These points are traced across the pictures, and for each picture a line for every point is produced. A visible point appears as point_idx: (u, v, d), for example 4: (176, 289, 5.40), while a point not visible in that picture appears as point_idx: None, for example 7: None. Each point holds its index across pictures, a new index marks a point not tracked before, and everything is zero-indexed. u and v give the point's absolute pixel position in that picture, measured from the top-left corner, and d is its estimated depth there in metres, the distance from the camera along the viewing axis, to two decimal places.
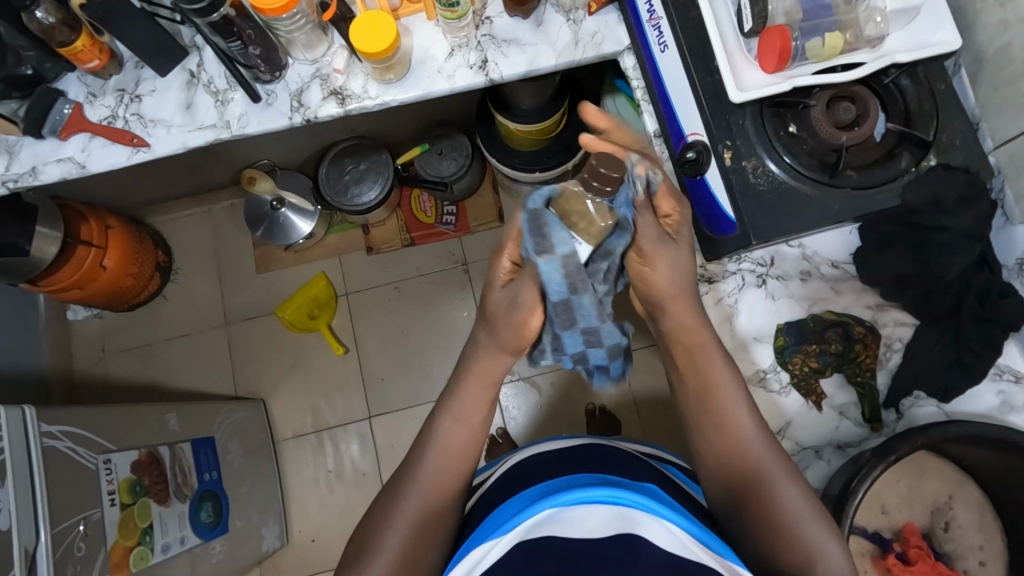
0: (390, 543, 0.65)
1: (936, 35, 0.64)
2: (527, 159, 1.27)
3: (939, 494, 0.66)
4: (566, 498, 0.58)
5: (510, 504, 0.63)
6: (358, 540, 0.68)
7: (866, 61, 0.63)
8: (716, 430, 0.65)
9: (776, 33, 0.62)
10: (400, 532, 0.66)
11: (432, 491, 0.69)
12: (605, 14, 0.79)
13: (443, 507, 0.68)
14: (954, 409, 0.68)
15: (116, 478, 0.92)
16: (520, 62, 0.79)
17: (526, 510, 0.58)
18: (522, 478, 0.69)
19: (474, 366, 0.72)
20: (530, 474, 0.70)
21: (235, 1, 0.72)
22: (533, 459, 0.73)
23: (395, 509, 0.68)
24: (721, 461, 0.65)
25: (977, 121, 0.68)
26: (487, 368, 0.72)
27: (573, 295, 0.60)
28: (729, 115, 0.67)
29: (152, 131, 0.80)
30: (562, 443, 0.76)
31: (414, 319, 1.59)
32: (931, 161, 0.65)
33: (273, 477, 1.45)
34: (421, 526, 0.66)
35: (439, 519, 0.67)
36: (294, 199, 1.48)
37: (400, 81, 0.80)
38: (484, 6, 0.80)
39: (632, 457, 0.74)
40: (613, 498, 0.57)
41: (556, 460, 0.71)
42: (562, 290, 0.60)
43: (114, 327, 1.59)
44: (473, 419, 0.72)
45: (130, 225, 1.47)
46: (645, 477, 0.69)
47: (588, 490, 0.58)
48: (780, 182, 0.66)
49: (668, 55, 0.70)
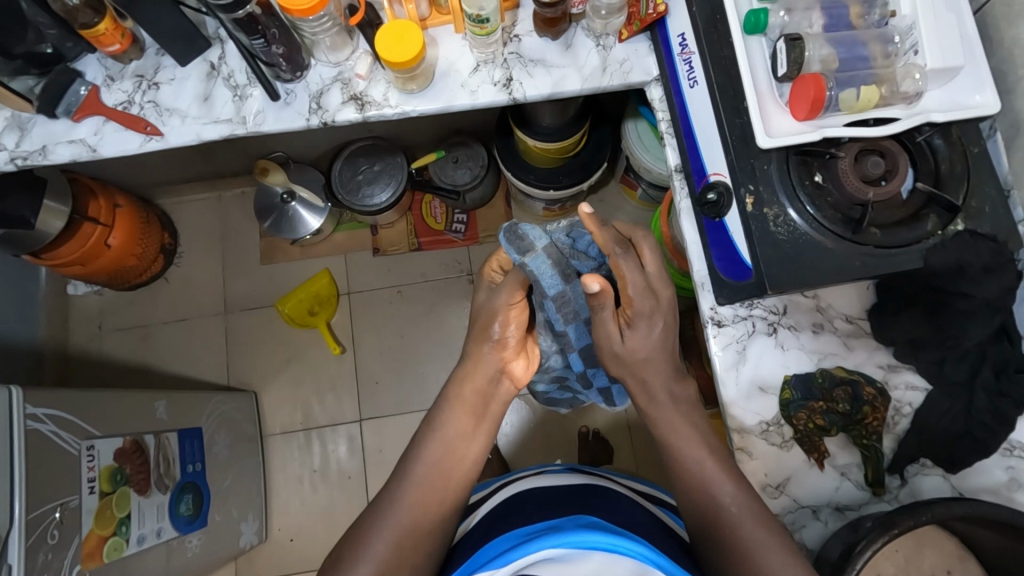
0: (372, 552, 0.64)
1: (977, 98, 0.61)
2: (542, 176, 1.26)
3: (936, 568, 0.64)
4: (567, 540, 0.55)
5: (499, 540, 0.61)
6: (345, 538, 0.68)
7: (900, 118, 0.61)
8: (702, 504, 0.65)
9: (811, 81, 0.60)
10: (387, 542, 0.65)
11: (417, 511, 0.67)
12: (635, 43, 0.78)
13: (427, 530, 0.67)
14: (960, 481, 0.66)
15: (97, 465, 0.91)
16: (546, 83, 0.78)
17: (525, 547, 0.56)
18: (512, 518, 0.67)
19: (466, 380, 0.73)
20: (521, 512, 0.67)
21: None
22: (528, 490, 0.73)
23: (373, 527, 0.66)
24: (710, 538, 0.63)
25: (1009, 188, 0.65)
26: (478, 376, 0.73)
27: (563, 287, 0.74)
28: (754, 159, 0.65)
29: (166, 120, 0.79)
30: (561, 479, 0.75)
31: (414, 323, 1.58)
32: (957, 226, 0.63)
33: (256, 471, 1.44)
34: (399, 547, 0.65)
35: (421, 542, 0.66)
36: (305, 193, 1.47)
37: (422, 92, 0.78)
38: (513, 24, 0.79)
39: (629, 499, 0.73)
40: (613, 545, 0.55)
41: (549, 497, 0.70)
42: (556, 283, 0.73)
43: (113, 305, 1.58)
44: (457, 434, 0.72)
45: (138, 204, 1.47)
46: (640, 517, 0.69)
47: (585, 534, 0.55)
48: (800, 233, 0.63)
49: (697, 90, 0.69)
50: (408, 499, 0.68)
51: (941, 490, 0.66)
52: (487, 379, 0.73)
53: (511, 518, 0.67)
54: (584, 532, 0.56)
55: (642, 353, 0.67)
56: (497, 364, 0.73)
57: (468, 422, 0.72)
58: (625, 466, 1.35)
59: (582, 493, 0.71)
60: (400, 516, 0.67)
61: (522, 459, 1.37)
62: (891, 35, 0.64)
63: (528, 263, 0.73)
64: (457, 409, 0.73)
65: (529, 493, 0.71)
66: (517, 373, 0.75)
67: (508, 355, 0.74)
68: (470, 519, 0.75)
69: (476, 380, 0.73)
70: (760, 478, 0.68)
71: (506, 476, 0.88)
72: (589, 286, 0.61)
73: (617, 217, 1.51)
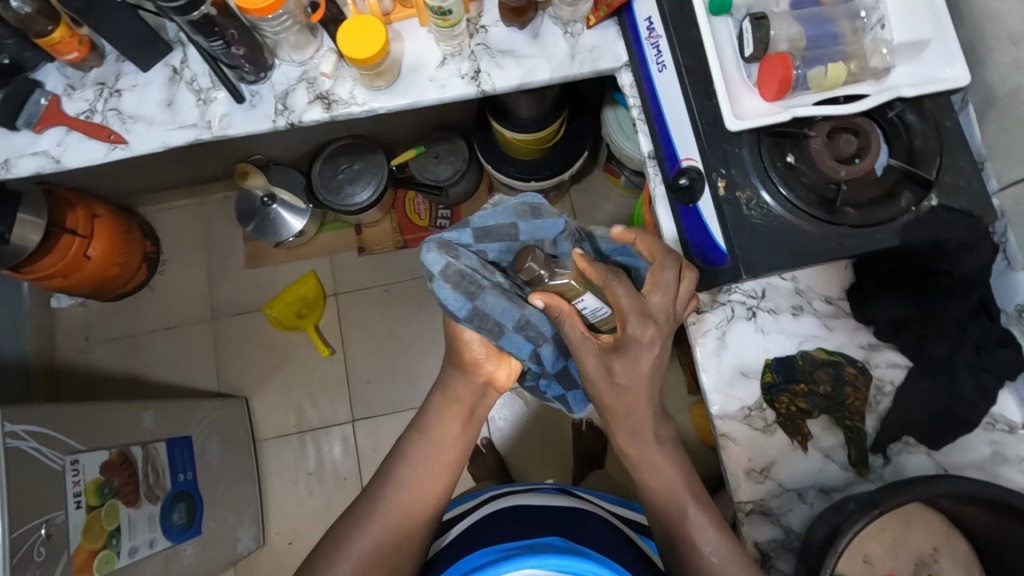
0: (355, 549, 0.65)
1: (947, 71, 0.60)
2: (524, 168, 1.25)
3: (924, 546, 0.63)
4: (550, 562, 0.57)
5: (469, 560, 0.63)
6: (331, 529, 0.69)
7: (870, 94, 0.60)
8: (668, 515, 0.65)
9: (778, 60, 0.59)
10: (370, 538, 0.66)
11: (402, 513, 0.68)
12: (604, 29, 0.77)
13: (408, 533, 0.68)
14: (945, 458, 0.66)
15: (83, 479, 0.90)
16: (515, 74, 0.77)
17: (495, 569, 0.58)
18: (495, 534, 0.68)
19: (449, 389, 0.74)
20: (505, 528, 0.69)
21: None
22: (518, 506, 0.75)
23: (360, 521, 0.67)
24: (672, 549, 0.65)
25: (982, 161, 0.64)
26: (461, 389, 0.74)
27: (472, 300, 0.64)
28: (726, 143, 0.64)
29: (130, 127, 0.77)
30: (550, 499, 0.77)
31: (403, 322, 1.57)
32: (932, 201, 0.62)
33: (251, 477, 1.43)
34: (381, 551, 0.65)
35: (403, 545, 0.67)
36: (285, 196, 1.45)
37: (389, 88, 0.77)
38: (479, 15, 0.78)
39: (609, 525, 0.76)
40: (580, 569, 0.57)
41: (536, 517, 0.72)
42: (462, 305, 0.63)
43: (99, 316, 1.57)
44: (444, 443, 0.72)
45: (118, 213, 1.45)
46: (618, 546, 0.71)
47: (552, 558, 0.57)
48: (775, 216, 0.63)
49: (665, 75, 0.68)
50: (395, 499, 0.68)
51: (926, 469, 0.66)
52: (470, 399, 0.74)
53: (491, 534, 0.69)
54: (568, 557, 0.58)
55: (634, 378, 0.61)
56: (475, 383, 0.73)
57: (449, 427, 0.73)
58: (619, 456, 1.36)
59: (565, 517, 0.73)
60: (384, 514, 0.67)
61: (517, 453, 1.37)
62: (858, 10, 0.63)
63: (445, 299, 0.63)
64: (444, 416, 0.73)
65: (514, 511, 0.73)
66: (500, 381, 0.75)
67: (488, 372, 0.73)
68: (451, 531, 0.76)
69: (463, 395, 0.74)
70: (742, 465, 0.67)
71: (493, 490, 0.90)
72: (582, 265, 0.59)
73: (603, 206, 1.50)
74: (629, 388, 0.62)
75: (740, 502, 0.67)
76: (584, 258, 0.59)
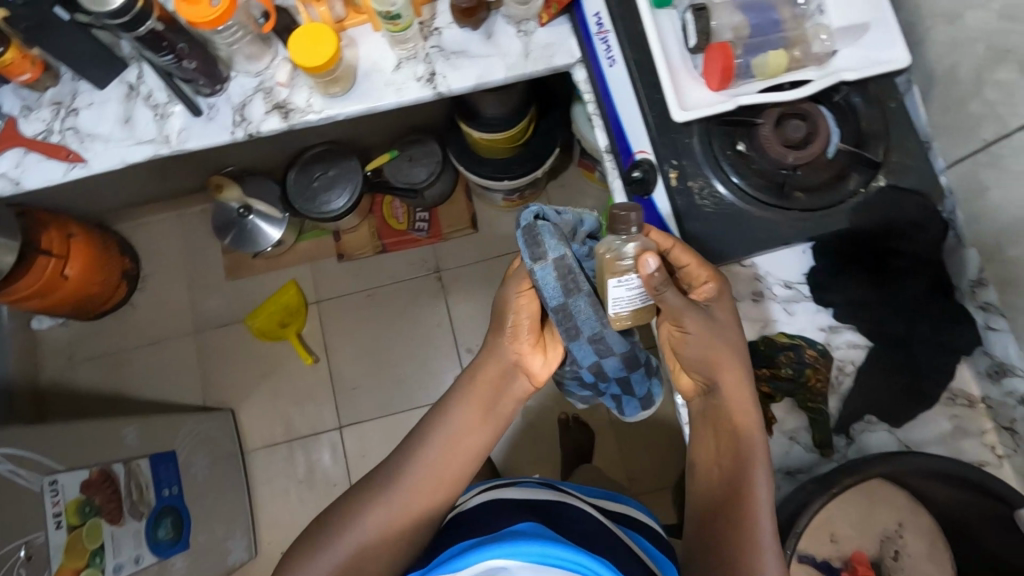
0: (351, 534, 0.66)
1: (887, 54, 0.61)
2: (496, 167, 1.26)
3: (888, 522, 0.64)
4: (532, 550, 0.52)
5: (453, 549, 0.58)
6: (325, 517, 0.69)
7: (814, 79, 0.60)
8: (729, 486, 0.61)
9: (718, 51, 0.60)
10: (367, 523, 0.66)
11: (402, 500, 0.68)
12: (557, 25, 0.77)
13: (406, 521, 0.67)
14: (907, 435, 0.66)
15: (63, 499, 0.91)
16: (470, 74, 0.77)
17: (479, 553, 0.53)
18: (470, 528, 0.65)
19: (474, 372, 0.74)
20: (488, 519, 0.66)
21: (162, 14, 0.67)
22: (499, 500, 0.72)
23: (360, 506, 0.68)
24: (713, 520, 0.61)
25: (928, 140, 0.64)
26: (489, 370, 0.73)
27: (568, 297, 0.60)
28: (676, 134, 0.64)
29: (88, 146, 0.77)
30: (530, 492, 0.74)
31: (387, 326, 1.57)
32: (880, 182, 0.63)
33: (240, 488, 1.43)
34: (375, 537, 0.66)
35: (399, 533, 0.66)
36: (262, 206, 1.46)
37: (346, 94, 0.77)
38: (432, 17, 0.78)
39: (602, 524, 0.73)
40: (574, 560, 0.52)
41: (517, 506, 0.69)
42: (558, 296, 0.60)
43: (82, 335, 1.57)
44: (463, 431, 0.71)
45: (94, 231, 1.45)
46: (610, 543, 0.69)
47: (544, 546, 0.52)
48: (726, 204, 0.63)
49: (615, 69, 0.68)
50: (402, 489, 0.68)
51: (887, 445, 0.66)
52: (498, 374, 0.73)
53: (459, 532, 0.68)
54: (550, 542, 0.53)
55: (721, 336, 0.61)
56: (511, 357, 0.72)
57: (470, 411, 0.72)
58: (606, 448, 1.37)
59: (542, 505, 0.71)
60: (383, 500, 0.67)
61: (503, 450, 1.38)
62: None
63: (535, 273, 0.60)
64: (470, 400, 0.73)
65: (488, 501, 0.70)
66: (533, 369, 0.73)
67: (523, 347, 0.71)
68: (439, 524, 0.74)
69: (489, 371, 0.73)
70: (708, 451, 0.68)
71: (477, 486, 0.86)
72: (645, 264, 0.54)
73: (578, 201, 1.51)
74: (709, 358, 0.61)
75: None
76: (650, 257, 0.54)
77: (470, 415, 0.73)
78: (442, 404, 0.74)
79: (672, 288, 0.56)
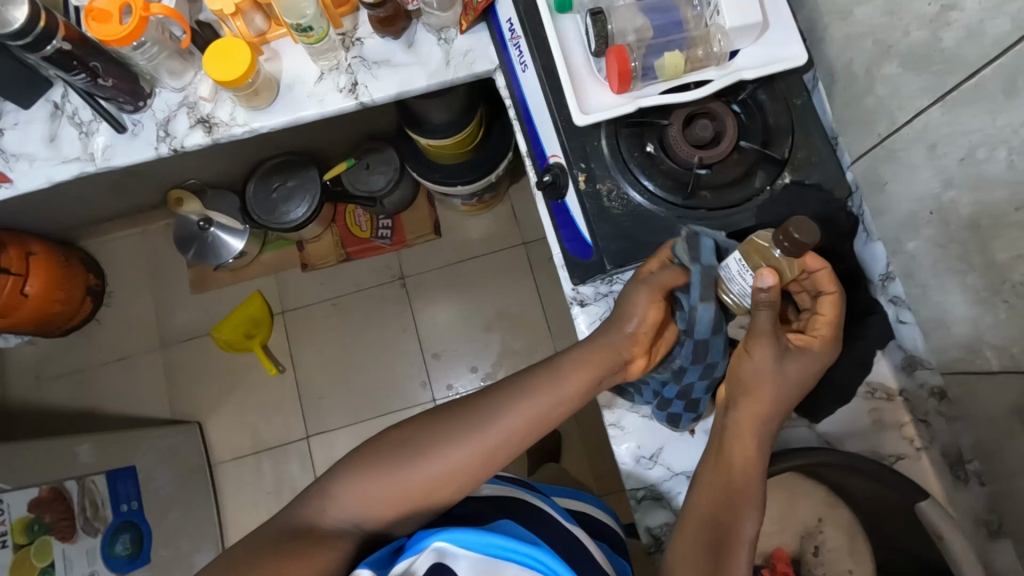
0: (365, 490, 0.57)
1: (785, 51, 0.62)
2: (449, 173, 1.26)
3: (808, 516, 0.64)
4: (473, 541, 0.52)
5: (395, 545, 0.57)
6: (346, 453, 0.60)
7: (713, 79, 0.61)
8: (718, 505, 0.53)
9: (614, 54, 0.60)
10: (385, 482, 0.57)
11: (432, 476, 0.57)
12: (477, 33, 0.78)
13: (425, 498, 0.57)
14: (827, 428, 0.66)
15: (9, 518, 0.92)
16: (391, 84, 0.77)
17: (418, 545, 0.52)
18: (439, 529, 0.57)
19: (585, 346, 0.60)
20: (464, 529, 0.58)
21: (65, 31, 0.66)
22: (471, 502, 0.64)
23: (390, 463, 0.57)
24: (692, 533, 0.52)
25: (835, 136, 0.64)
26: (598, 353, 0.60)
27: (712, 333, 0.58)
28: (584, 137, 0.65)
29: (14, 166, 0.77)
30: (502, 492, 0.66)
31: (353, 334, 1.57)
32: (784, 179, 0.63)
33: (207, 501, 1.43)
34: (387, 503, 0.57)
35: (410, 504, 0.57)
36: (222, 218, 1.47)
37: (269, 107, 0.78)
38: (355, 28, 0.79)
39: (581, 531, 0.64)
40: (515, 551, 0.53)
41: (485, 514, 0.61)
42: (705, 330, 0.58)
43: (49, 353, 1.57)
44: (533, 419, 0.58)
45: (55, 249, 1.45)
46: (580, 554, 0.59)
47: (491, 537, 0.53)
48: (635, 206, 0.64)
49: (528, 74, 0.69)
50: (442, 461, 0.57)
51: (808, 441, 0.66)
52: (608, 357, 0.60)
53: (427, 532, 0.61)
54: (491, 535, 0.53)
55: (782, 377, 0.56)
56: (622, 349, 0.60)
57: (566, 394, 0.59)
58: (571, 450, 1.37)
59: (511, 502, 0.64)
60: (414, 470, 0.57)
61: None
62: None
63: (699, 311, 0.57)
64: (566, 379, 0.59)
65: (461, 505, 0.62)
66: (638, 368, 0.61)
67: (638, 343, 0.60)
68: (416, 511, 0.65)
69: (602, 351, 0.60)
70: (629, 450, 0.68)
71: None
72: (760, 278, 0.53)
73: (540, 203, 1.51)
74: (764, 386, 0.56)
75: (633, 489, 0.68)
76: (768, 274, 0.53)
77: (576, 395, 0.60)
78: (540, 367, 0.61)
79: (768, 310, 0.54)
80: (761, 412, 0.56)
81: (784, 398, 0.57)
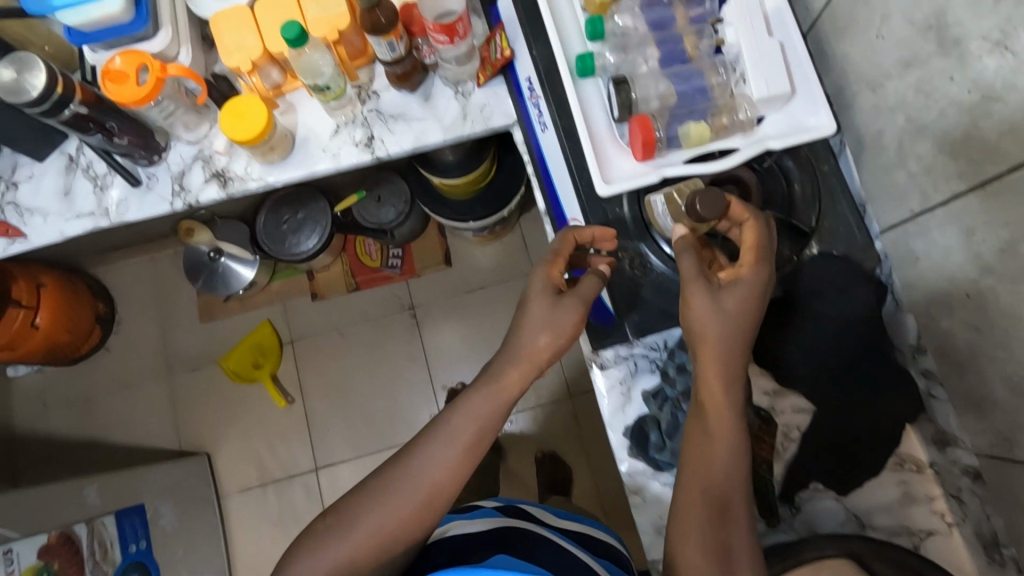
0: (335, 551, 0.57)
1: (813, 119, 0.59)
2: (460, 208, 1.24)
3: None
4: None
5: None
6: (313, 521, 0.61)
7: (739, 148, 0.60)
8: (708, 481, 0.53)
9: (638, 125, 0.58)
10: (356, 535, 0.57)
11: (396, 512, 0.58)
12: (493, 86, 0.76)
13: (402, 529, 0.58)
14: (853, 502, 0.64)
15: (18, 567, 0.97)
16: (407, 138, 0.77)
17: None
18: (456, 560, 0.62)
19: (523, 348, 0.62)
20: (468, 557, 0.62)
21: (83, 94, 0.67)
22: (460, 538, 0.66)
23: (355, 515, 0.58)
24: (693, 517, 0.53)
25: (862, 204, 0.63)
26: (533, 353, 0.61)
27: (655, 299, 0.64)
28: (608, 204, 0.66)
29: (28, 220, 0.77)
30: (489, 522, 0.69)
31: (362, 364, 1.56)
32: (812, 249, 0.62)
33: (213, 534, 1.42)
34: (362, 554, 0.57)
35: (390, 546, 0.57)
36: (233, 249, 1.46)
37: (284, 161, 0.77)
38: (370, 80, 0.78)
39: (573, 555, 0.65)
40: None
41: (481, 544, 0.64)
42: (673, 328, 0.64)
43: (56, 381, 1.56)
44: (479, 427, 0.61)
45: (64, 279, 1.45)
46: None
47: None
48: (659, 273, 0.66)
49: (547, 135, 0.68)
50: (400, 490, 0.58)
51: (835, 515, 0.64)
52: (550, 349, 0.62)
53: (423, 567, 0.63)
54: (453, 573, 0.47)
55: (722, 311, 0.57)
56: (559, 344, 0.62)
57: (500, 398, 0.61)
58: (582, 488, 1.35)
59: (507, 536, 0.66)
60: (377, 510, 0.58)
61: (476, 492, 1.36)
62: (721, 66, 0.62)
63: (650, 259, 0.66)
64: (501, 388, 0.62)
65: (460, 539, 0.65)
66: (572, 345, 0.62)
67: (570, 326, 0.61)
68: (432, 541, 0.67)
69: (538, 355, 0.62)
70: (656, 522, 0.66)
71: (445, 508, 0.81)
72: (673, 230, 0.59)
73: None
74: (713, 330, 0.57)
75: (654, 561, 0.66)
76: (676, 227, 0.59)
77: (518, 392, 0.62)
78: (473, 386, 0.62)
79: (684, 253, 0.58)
80: (718, 367, 0.56)
81: (734, 340, 0.57)
